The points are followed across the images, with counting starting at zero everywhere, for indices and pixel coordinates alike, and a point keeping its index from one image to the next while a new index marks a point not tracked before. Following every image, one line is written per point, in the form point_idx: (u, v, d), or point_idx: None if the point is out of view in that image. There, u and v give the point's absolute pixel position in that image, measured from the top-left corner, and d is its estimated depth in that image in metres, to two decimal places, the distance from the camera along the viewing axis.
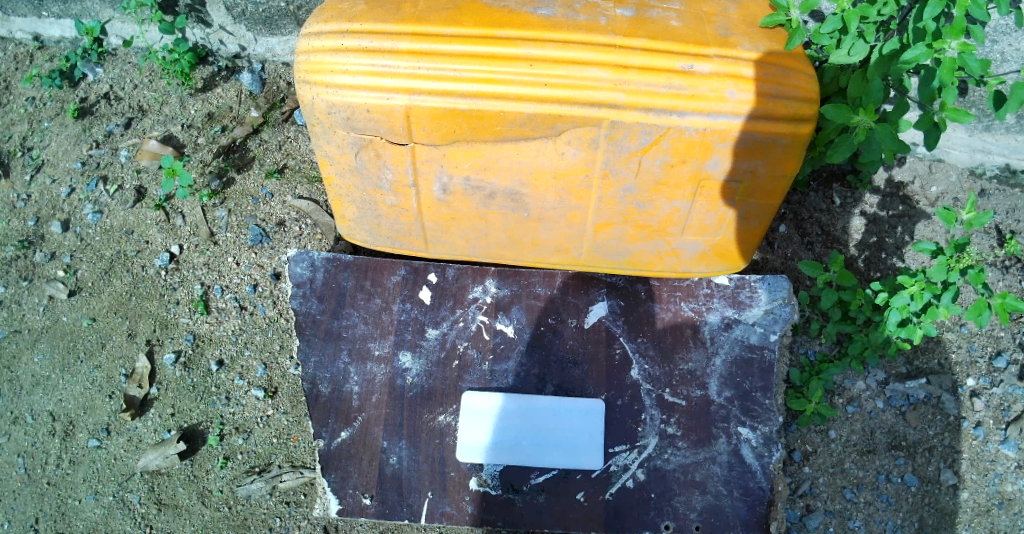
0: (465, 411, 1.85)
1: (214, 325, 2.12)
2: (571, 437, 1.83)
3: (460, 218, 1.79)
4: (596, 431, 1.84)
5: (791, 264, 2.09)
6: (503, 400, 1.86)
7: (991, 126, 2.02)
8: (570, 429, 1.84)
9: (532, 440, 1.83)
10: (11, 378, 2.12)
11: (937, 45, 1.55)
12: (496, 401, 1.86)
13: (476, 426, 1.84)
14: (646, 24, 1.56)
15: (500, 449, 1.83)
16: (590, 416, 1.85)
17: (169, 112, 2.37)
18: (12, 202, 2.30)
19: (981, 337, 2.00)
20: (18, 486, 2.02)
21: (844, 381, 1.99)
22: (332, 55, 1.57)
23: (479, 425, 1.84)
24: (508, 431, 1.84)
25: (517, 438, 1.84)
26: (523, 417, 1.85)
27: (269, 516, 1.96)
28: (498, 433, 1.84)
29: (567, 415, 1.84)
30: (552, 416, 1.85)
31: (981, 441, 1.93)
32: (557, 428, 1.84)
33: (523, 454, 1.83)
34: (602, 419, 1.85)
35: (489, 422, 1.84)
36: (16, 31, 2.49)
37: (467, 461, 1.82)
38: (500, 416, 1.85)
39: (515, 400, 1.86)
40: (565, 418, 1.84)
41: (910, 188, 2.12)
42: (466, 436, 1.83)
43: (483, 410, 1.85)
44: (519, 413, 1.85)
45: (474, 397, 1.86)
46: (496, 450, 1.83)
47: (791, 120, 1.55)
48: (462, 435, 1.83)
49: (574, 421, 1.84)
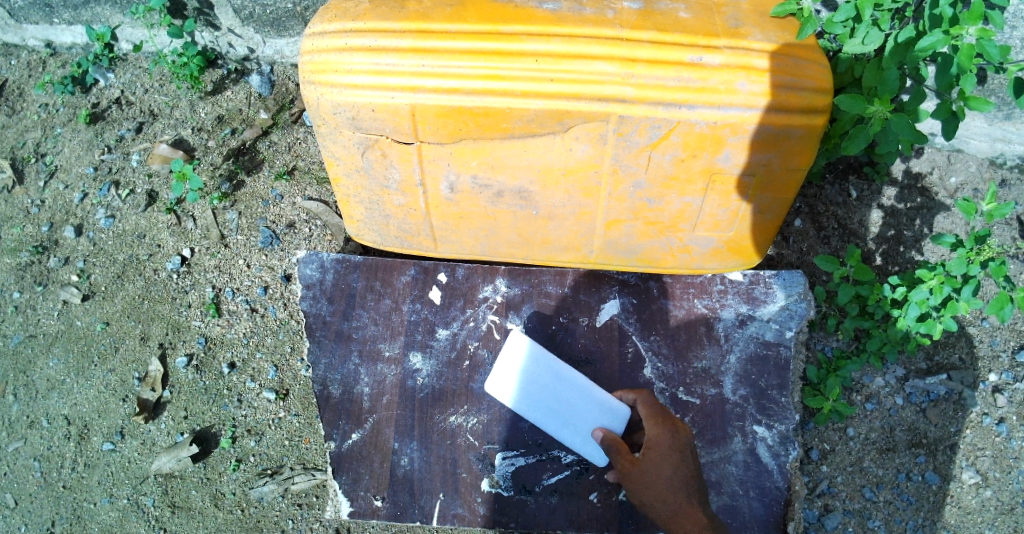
0: (507, 344, 1.82)
1: (226, 328, 2.12)
2: (584, 417, 1.78)
3: (469, 217, 1.78)
4: (615, 421, 1.77)
5: (807, 259, 2.06)
6: (536, 359, 1.81)
7: (1012, 115, 1.96)
8: (586, 408, 1.78)
9: (548, 405, 1.80)
10: (26, 382, 2.14)
11: (955, 31, 1.50)
12: (536, 359, 1.81)
13: (505, 372, 1.82)
14: (654, 16, 1.53)
15: (519, 401, 1.81)
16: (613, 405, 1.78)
17: (180, 116, 2.37)
18: (26, 208, 2.32)
19: (1004, 331, 1.96)
20: (35, 489, 2.04)
21: (863, 378, 1.95)
22: (336, 54, 1.55)
23: (509, 372, 1.82)
24: (533, 390, 1.81)
25: (538, 400, 1.80)
26: (547, 380, 1.81)
27: (281, 518, 1.96)
28: (524, 389, 1.81)
29: (590, 392, 1.79)
30: (575, 389, 1.79)
31: (1004, 438, 1.89)
32: (576, 401, 1.79)
33: (536, 416, 1.80)
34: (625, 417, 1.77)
35: (518, 373, 1.82)
36: (28, 38, 2.51)
37: (494, 389, 1.82)
38: (529, 371, 1.81)
39: (546, 361, 1.81)
40: (587, 395, 1.79)
41: (928, 179, 2.08)
42: (496, 376, 1.82)
43: (516, 362, 1.82)
44: (547, 375, 1.81)
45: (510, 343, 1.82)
46: (516, 402, 1.81)
47: (805, 111, 1.51)
48: (494, 373, 1.82)
49: (596, 401, 1.78)
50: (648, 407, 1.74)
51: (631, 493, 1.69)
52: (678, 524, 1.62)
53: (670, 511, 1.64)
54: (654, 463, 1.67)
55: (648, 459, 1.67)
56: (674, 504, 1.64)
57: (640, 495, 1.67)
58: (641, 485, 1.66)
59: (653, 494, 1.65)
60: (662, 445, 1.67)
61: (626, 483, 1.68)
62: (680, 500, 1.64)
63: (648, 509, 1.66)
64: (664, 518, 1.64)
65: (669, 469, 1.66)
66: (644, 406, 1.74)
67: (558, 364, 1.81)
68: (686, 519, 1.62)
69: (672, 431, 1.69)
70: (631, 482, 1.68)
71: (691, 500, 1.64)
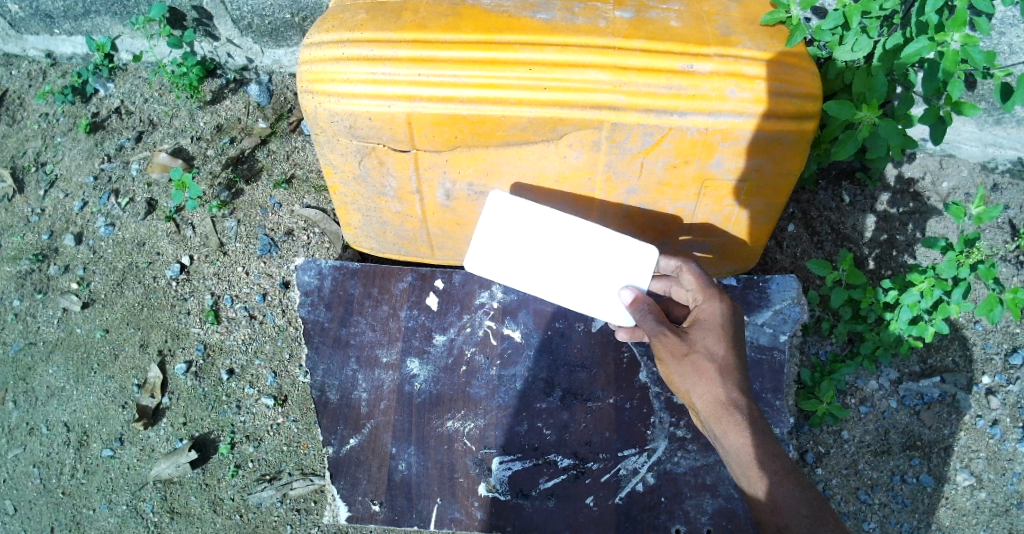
0: (484, 211, 1.70)
1: (225, 335, 2.14)
2: (604, 278, 1.70)
3: (466, 224, 1.80)
4: (639, 274, 1.68)
5: (801, 263, 2.08)
6: (528, 225, 1.70)
7: (1001, 120, 1.98)
8: (603, 268, 1.70)
9: (561, 275, 1.73)
10: (26, 389, 2.15)
11: (940, 38, 1.53)
12: (525, 216, 1.69)
13: (494, 245, 1.73)
14: (646, 25, 1.55)
15: (521, 278, 1.74)
16: (635, 253, 1.68)
17: (180, 125, 2.40)
18: (26, 217, 2.34)
19: (996, 333, 1.98)
20: (34, 495, 2.05)
21: (856, 381, 1.97)
22: (333, 64, 1.57)
23: (499, 244, 1.72)
24: (535, 262, 1.73)
25: (547, 269, 1.73)
26: (551, 248, 1.71)
27: (280, 524, 1.97)
28: (521, 263, 1.74)
29: (602, 250, 1.69)
30: (585, 251, 1.70)
31: (998, 439, 1.91)
32: (589, 264, 1.70)
33: (550, 289, 1.74)
34: (651, 261, 1.67)
35: (511, 246, 1.72)
36: (29, 49, 2.54)
37: (478, 269, 1.74)
38: (525, 242, 1.72)
39: (541, 219, 1.70)
40: (600, 256, 1.69)
41: (921, 184, 2.10)
42: (477, 252, 1.74)
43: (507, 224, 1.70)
44: (547, 241, 1.71)
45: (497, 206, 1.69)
46: (514, 279, 1.75)
47: (795, 117, 1.53)
48: (473, 249, 1.73)
49: (610, 257, 1.69)
50: (696, 276, 1.61)
51: (668, 367, 1.53)
52: (727, 417, 1.46)
53: (720, 397, 1.47)
54: (701, 333, 1.52)
55: (701, 334, 1.52)
56: (724, 390, 1.47)
57: (683, 372, 1.50)
58: (689, 360, 1.50)
59: (702, 371, 1.48)
60: (719, 319, 1.53)
61: (667, 357, 1.53)
62: (731, 387, 1.47)
63: (690, 392, 1.50)
64: (708, 404, 1.48)
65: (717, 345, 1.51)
66: (694, 276, 1.61)
67: (558, 223, 1.69)
68: (735, 414, 1.46)
69: (729, 306, 1.55)
70: (677, 355, 1.51)
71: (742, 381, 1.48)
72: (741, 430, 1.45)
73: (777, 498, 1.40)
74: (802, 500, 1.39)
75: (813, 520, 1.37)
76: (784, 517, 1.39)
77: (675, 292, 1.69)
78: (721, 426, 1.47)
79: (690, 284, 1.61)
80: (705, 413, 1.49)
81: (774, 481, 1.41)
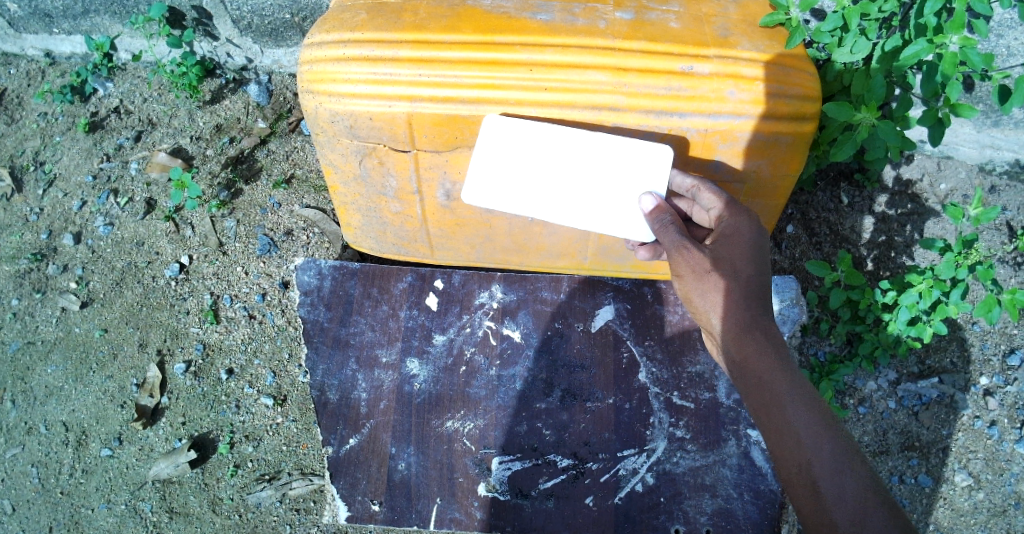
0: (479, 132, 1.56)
1: (224, 334, 2.14)
2: (620, 186, 1.55)
3: (465, 224, 1.80)
4: (657, 175, 1.53)
5: (800, 264, 2.09)
6: (525, 141, 1.55)
7: (999, 122, 2.00)
8: (617, 176, 1.55)
9: (571, 194, 1.58)
10: (25, 389, 2.14)
11: (939, 40, 1.54)
12: (523, 138, 1.55)
13: (492, 170, 1.57)
14: (645, 27, 1.56)
15: (528, 204, 1.58)
16: (646, 153, 1.53)
17: (179, 125, 2.40)
18: (25, 216, 2.34)
19: (994, 335, 1.99)
20: (33, 495, 2.05)
21: (855, 382, 1.98)
22: (334, 64, 1.58)
23: (497, 168, 1.56)
24: (540, 182, 1.58)
25: (554, 190, 1.58)
26: (555, 165, 1.56)
27: (279, 524, 1.97)
28: (525, 186, 1.58)
29: (611, 157, 1.54)
30: (592, 162, 1.55)
31: (996, 440, 1.92)
32: (601, 175, 1.55)
33: (563, 212, 1.58)
34: (668, 159, 1.53)
35: (510, 168, 1.56)
36: (28, 48, 2.54)
37: (480, 201, 1.58)
38: (525, 160, 1.55)
39: (538, 134, 1.55)
40: (610, 164, 1.55)
41: (918, 186, 2.11)
42: (475, 181, 1.58)
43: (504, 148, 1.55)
44: (549, 156, 1.55)
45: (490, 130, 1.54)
46: (520, 206, 1.58)
47: (793, 118, 1.53)
48: (471, 179, 1.57)
49: (619, 161, 1.55)
50: (718, 195, 1.51)
51: (686, 281, 1.48)
52: (749, 335, 1.42)
53: (742, 314, 1.43)
54: (726, 247, 1.47)
55: (726, 249, 1.46)
56: (745, 307, 1.43)
57: (703, 288, 1.46)
58: (712, 275, 1.45)
59: (723, 287, 1.44)
60: (744, 235, 1.47)
61: (686, 271, 1.48)
62: (753, 304, 1.43)
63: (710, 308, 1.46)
64: (727, 320, 1.44)
65: (743, 263, 1.45)
66: (714, 194, 1.52)
67: (558, 134, 1.54)
68: (756, 331, 1.42)
69: (754, 223, 1.49)
70: (698, 270, 1.46)
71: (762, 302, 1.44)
72: (762, 349, 1.41)
73: (792, 419, 1.35)
74: (819, 423, 1.35)
75: (827, 440, 1.33)
76: (798, 439, 1.34)
77: (694, 211, 1.60)
78: (740, 343, 1.43)
79: (711, 203, 1.52)
80: (724, 328, 1.44)
81: (791, 401, 1.37)
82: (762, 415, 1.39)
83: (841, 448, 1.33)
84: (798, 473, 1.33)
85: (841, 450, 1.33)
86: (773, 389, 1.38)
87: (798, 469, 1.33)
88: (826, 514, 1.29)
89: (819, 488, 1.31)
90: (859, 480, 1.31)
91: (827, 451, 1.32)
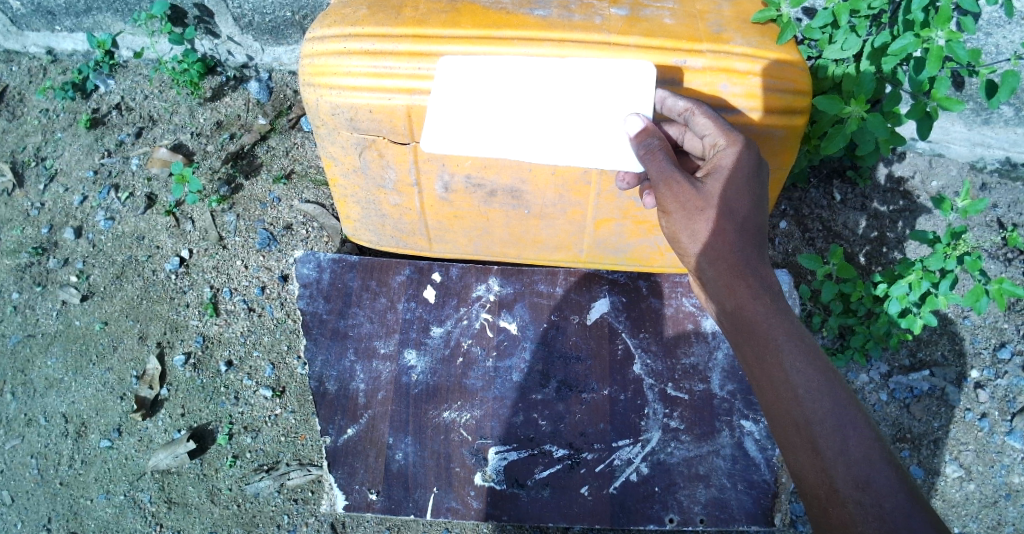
0: (443, 77, 1.55)
1: (224, 327, 2.16)
2: (605, 112, 1.52)
3: (463, 216, 1.82)
4: (643, 98, 1.51)
5: (793, 259, 2.11)
6: (500, 86, 1.54)
7: (989, 120, 2.03)
8: (601, 103, 1.52)
9: (553, 132, 1.53)
10: (24, 381, 2.16)
11: (925, 34, 1.57)
12: (486, 77, 1.55)
13: (458, 113, 1.54)
14: (641, 23, 1.58)
15: (507, 145, 1.53)
16: (632, 83, 1.52)
17: (180, 121, 2.42)
18: (26, 210, 2.36)
19: (985, 329, 2.03)
20: (31, 486, 2.06)
21: (847, 375, 2.01)
22: (336, 58, 1.61)
23: (463, 111, 1.53)
24: (521, 122, 1.54)
25: (531, 124, 1.54)
26: (536, 104, 1.54)
27: (277, 513, 1.99)
28: (499, 124, 1.54)
29: (593, 88, 1.53)
30: (574, 96, 1.53)
31: (987, 432, 1.94)
32: (581, 108, 1.53)
33: (543, 148, 1.53)
34: (652, 79, 1.51)
35: (485, 110, 1.53)
36: (30, 46, 2.56)
37: (442, 149, 1.53)
38: (501, 101, 1.54)
39: (513, 85, 1.55)
40: (593, 94, 1.53)
41: (910, 183, 2.15)
42: (438, 126, 1.53)
43: (464, 88, 1.54)
44: (530, 95, 1.54)
45: (446, 72, 1.55)
46: (495, 148, 1.53)
47: (785, 112, 1.56)
48: (430, 127, 1.53)
49: (604, 93, 1.53)
50: (713, 118, 1.46)
51: (677, 222, 1.48)
52: (743, 283, 1.44)
53: (736, 259, 1.45)
54: (726, 190, 1.44)
55: (721, 188, 1.44)
56: (739, 253, 1.45)
57: (692, 230, 1.46)
58: (704, 217, 1.44)
59: (721, 230, 1.44)
60: (743, 170, 1.44)
61: (675, 212, 1.47)
62: (749, 250, 1.45)
63: (704, 255, 1.47)
64: (721, 266, 1.46)
65: (744, 208, 1.44)
66: (709, 118, 1.46)
67: (540, 79, 1.54)
68: (749, 278, 1.45)
69: (752, 157, 1.45)
70: (690, 213, 1.45)
71: (756, 249, 1.46)
72: (757, 297, 1.44)
73: (789, 373, 1.38)
74: (817, 377, 1.37)
75: (824, 395, 1.36)
76: (796, 391, 1.37)
77: (688, 138, 1.54)
78: (732, 292, 1.45)
79: (706, 128, 1.47)
80: (718, 275, 1.47)
81: (788, 353, 1.39)
82: (758, 366, 1.42)
83: (839, 401, 1.36)
84: (796, 429, 1.36)
85: (840, 404, 1.35)
86: (769, 341, 1.41)
87: (795, 424, 1.36)
88: (826, 472, 1.32)
89: (816, 444, 1.34)
90: (860, 434, 1.33)
91: (825, 406, 1.35)
